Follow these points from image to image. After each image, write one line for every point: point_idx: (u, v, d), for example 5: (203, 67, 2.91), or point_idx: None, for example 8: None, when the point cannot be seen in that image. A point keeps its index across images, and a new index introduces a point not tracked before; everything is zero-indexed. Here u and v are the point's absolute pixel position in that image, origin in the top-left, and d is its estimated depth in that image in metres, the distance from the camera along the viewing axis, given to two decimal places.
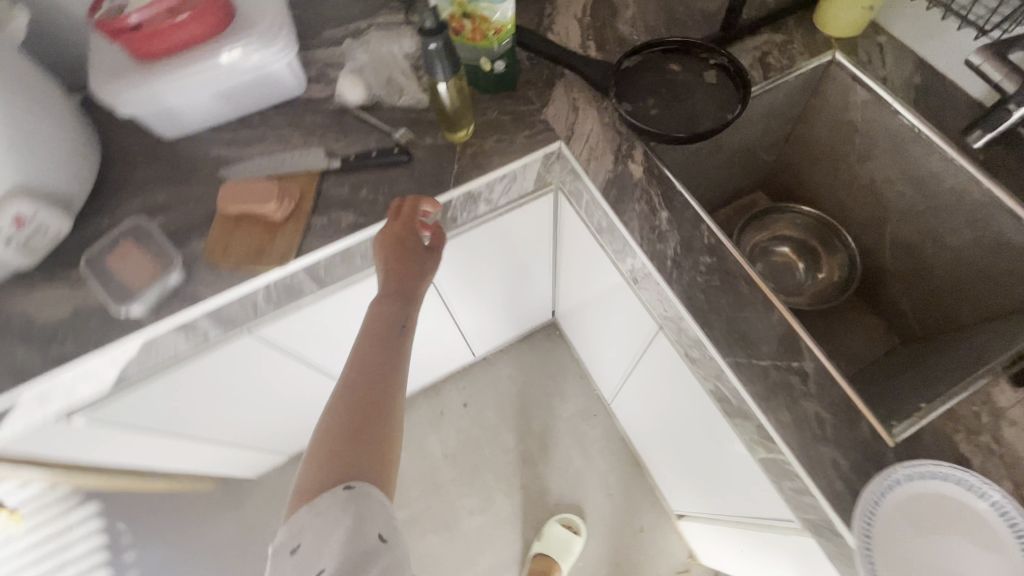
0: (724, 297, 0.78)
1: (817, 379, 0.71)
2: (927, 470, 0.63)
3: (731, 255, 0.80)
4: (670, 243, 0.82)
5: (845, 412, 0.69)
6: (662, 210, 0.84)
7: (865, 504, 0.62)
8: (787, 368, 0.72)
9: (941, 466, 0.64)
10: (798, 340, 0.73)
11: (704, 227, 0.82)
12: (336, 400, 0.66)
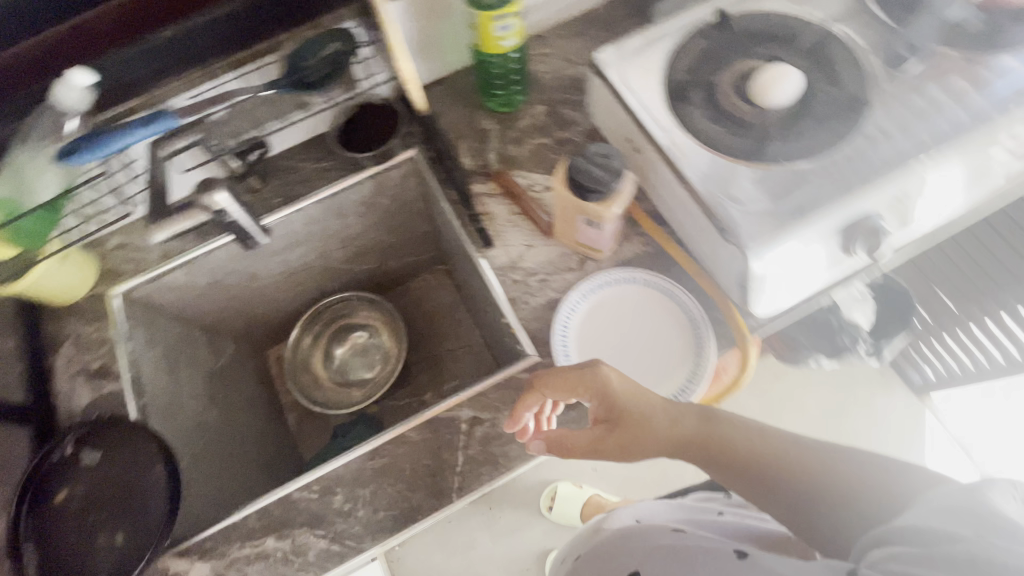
0: (384, 484, 0.69)
1: (478, 407, 0.72)
2: (561, 333, 0.74)
3: (334, 470, 0.70)
4: (310, 540, 0.68)
5: (510, 389, 0.72)
6: (263, 544, 0.68)
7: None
8: (467, 433, 0.71)
9: (558, 312, 0.75)
10: (438, 416, 0.72)
11: (294, 496, 0.69)
12: None
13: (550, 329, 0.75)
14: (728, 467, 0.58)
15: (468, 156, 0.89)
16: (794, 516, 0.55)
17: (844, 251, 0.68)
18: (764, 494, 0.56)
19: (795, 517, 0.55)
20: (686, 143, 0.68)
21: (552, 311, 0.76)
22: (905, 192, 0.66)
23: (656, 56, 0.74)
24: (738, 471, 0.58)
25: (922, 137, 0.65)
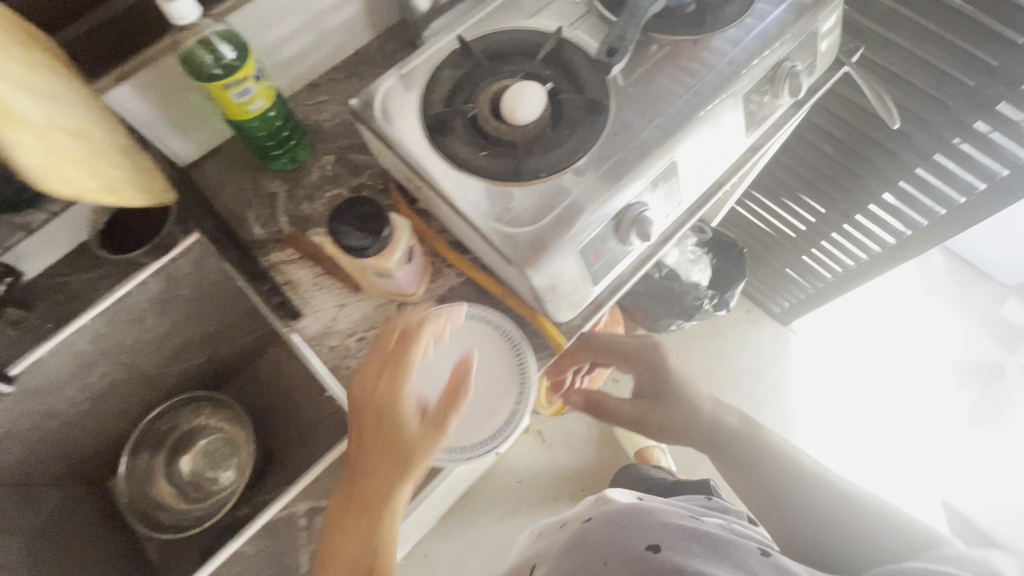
0: None
1: (315, 493, 0.68)
2: None
3: None
4: None
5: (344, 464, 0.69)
6: None
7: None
8: (308, 524, 0.67)
9: None
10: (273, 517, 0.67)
11: None
12: None
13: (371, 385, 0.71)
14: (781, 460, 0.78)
15: (257, 226, 0.83)
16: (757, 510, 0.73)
17: (623, 243, 0.72)
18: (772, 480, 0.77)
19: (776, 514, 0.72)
20: (451, 178, 0.69)
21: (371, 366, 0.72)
22: (657, 178, 0.71)
23: (410, 95, 0.74)
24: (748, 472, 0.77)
25: (657, 127, 0.70)
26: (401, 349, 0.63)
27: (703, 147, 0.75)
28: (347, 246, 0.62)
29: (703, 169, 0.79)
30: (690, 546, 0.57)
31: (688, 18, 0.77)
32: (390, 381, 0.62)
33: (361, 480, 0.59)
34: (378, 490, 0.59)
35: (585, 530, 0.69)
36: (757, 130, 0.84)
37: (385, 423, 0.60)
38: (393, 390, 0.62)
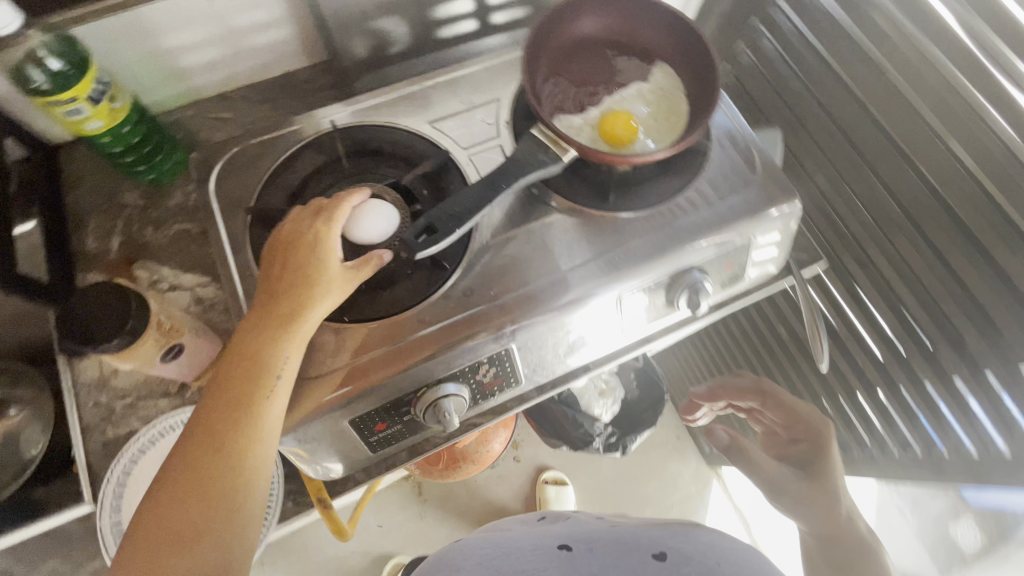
0: None
1: None
2: (118, 478, 0.65)
3: None
4: None
5: None
6: None
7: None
8: None
9: (122, 450, 0.66)
10: None
11: None
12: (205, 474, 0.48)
13: (109, 471, 0.65)
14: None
15: (93, 237, 0.77)
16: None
17: (421, 419, 0.62)
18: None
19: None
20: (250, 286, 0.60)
21: (121, 448, 0.66)
22: (482, 362, 0.61)
23: (260, 170, 0.65)
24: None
25: (500, 306, 0.59)
26: (293, 296, 0.52)
27: (561, 336, 0.64)
28: (77, 339, 0.53)
29: (567, 352, 0.68)
30: (655, 536, 0.48)
31: (603, 183, 0.65)
32: (260, 343, 0.51)
33: (206, 443, 0.48)
34: (230, 457, 0.48)
35: (487, 571, 0.46)
36: (653, 323, 0.72)
37: (244, 364, 0.50)
38: (264, 354, 0.50)
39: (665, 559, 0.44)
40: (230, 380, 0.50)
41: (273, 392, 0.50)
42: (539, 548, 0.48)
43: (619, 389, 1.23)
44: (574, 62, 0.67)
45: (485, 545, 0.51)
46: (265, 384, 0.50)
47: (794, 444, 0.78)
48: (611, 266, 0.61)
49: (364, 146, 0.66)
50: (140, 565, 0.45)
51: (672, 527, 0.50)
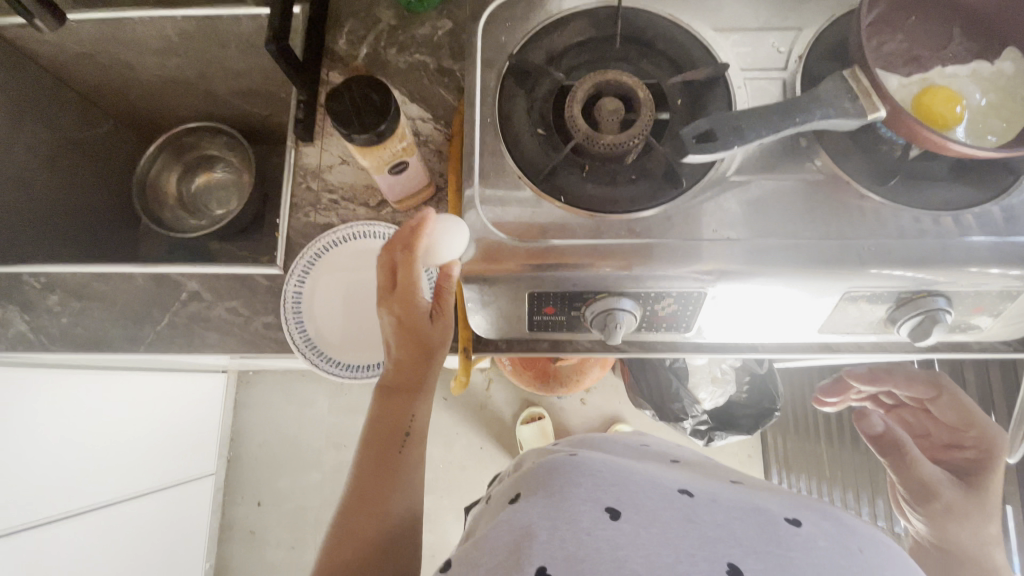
0: (98, 304, 0.74)
1: (205, 284, 0.73)
2: (309, 257, 0.70)
3: (64, 271, 0.74)
4: (12, 319, 0.73)
5: (240, 282, 0.73)
6: None
7: (295, 335, 0.68)
8: (184, 300, 0.73)
9: (320, 239, 0.71)
10: (169, 273, 0.74)
11: (21, 275, 0.74)
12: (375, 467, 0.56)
13: (303, 253, 0.70)
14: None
15: (344, 39, 0.80)
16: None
17: (583, 320, 0.61)
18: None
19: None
20: (485, 130, 0.59)
21: (319, 237, 0.71)
22: (670, 293, 0.58)
23: (530, 20, 0.63)
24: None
25: (718, 246, 0.55)
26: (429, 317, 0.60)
27: (756, 302, 0.59)
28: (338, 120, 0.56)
29: (745, 323, 0.64)
30: (785, 505, 0.51)
31: (883, 164, 0.56)
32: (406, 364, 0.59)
33: (371, 434, 0.57)
34: (388, 430, 0.57)
35: (605, 496, 0.49)
36: (848, 333, 0.65)
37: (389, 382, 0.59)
38: (407, 353, 0.59)
39: (798, 525, 0.47)
40: (391, 381, 0.59)
41: (412, 378, 0.59)
42: (658, 487, 0.51)
43: (730, 384, 1.16)
44: (910, 16, 0.57)
45: (601, 465, 0.54)
46: (409, 372, 0.59)
47: (968, 448, 0.65)
48: (854, 256, 0.54)
49: (639, 34, 0.61)
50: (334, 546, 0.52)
51: (807, 502, 0.53)
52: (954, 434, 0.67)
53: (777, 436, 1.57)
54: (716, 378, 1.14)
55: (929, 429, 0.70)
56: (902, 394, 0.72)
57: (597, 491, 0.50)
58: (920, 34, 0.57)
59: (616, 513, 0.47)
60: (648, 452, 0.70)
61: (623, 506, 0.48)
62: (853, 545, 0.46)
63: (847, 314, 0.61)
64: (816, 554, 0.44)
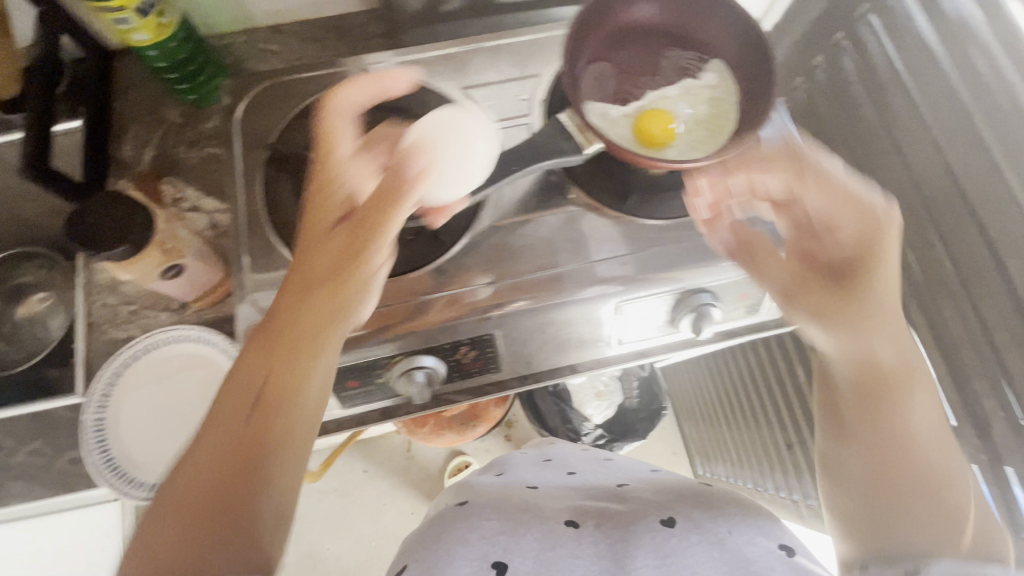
0: None
1: None
2: (111, 374, 0.69)
3: None
4: None
5: None
6: None
7: (98, 461, 0.66)
8: None
9: (127, 345, 0.70)
10: None
11: None
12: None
13: (107, 362, 0.69)
14: (918, 462, 0.49)
15: (129, 145, 0.79)
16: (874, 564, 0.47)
17: (392, 385, 0.62)
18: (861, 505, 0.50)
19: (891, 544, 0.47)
20: (254, 219, 0.60)
21: (127, 344, 0.70)
22: (463, 341, 0.60)
23: (285, 108, 0.66)
24: (887, 482, 0.49)
25: (492, 290, 0.58)
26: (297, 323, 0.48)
27: (548, 330, 0.62)
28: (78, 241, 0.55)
29: (555, 349, 0.66)
30: (661, 505, 0.50)
31: (624, 184, 0.62)
32: (281, 374, 0.47)
33: (233, 415, 0.44)
34: (265, 417, 0.45)
35: (489, 550, 0.44)
36: (650, 337, 0.69)
37: (243, 392, 0.46)
38: (314, 316, 0.49)
39: (673, 527, 0.46)
40: (258, 389, 0.46)
41: (326, 338, 0.49)
42: (541, 522, 0.48)
43: (616, 394, 1.20)
44: (620, 49, 0.63)
45: (489, 513, 0.49)
46: (325, 300, 0.49)
47: (837, 230, 0.54)
48: (614, 271, 0.59)
49: (390, 100, 0.64)
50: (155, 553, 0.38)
51: (681, 492, 0.52)
52: (815, 225, 0.55)
53: (690, 429, 1.59)
54: (600, 391, 1.18)
55: (846, 245, 0.54)
56: (768, 187, 0.56)
57: (481, 544, 0.45)
58: (636, 63, 0.63)
59: (503, 568, 0.43)
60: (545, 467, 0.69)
61: (510, 556, 0.44)
62: (722, 532, 0.45)
63: (636, 323, 0.65)
64: (692, 560, 0.42)
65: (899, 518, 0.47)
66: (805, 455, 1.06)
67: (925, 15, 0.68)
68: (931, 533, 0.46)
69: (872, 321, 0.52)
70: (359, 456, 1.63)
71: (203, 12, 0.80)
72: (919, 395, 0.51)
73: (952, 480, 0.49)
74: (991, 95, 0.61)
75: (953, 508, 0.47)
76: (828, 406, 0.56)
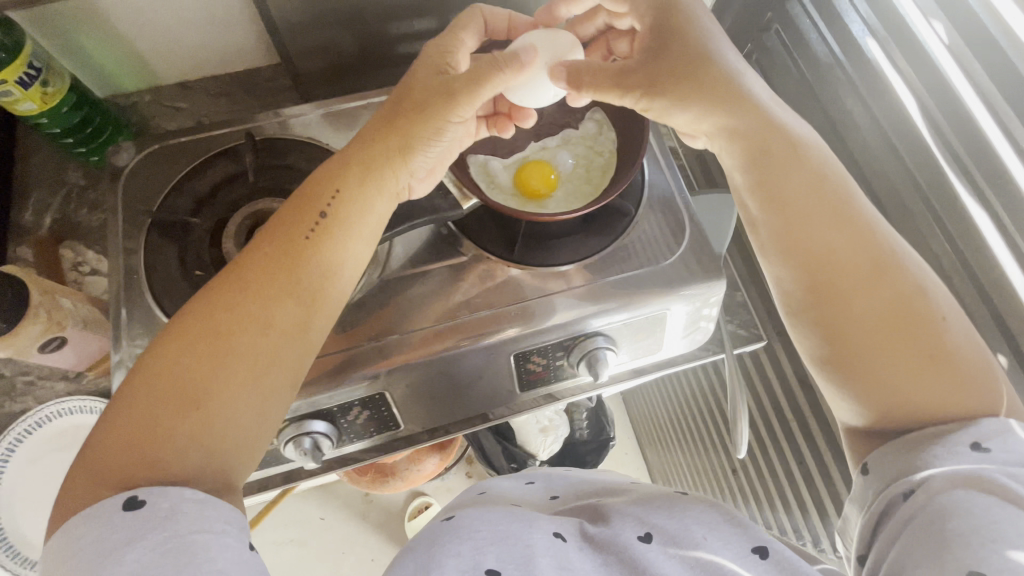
0: None
1: None
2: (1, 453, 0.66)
3: None
4: None
5: None
6: None
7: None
8: None
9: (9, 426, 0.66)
10: None
11: None
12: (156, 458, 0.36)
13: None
14: (899, 297, 0.45)
15: (31, 210, 0.77)
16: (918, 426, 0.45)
17: (284, 452, 0.60)
18: (870, 374, 0.46)
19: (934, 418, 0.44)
20: (137, 287, 0.59)
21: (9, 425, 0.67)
22: (352, 402, 0.58)
23: (170, 172, 0.67)
24: (899, 337, 0.45)
25: (383, 346, 0.57)
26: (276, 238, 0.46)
27: (449, 381, 0.61)
28: None
29: (460, 399, 0.65)
30: (638, 510, 0.50)
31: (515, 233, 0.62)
32: (264, 284, 0.44)
33: (240, 279, 0.44)
34: (267, 297, 0.44)
35: (482, 558, 0.43)
36: (557, 384, 0.68)
37: (221, 300, 0.43)
38: (342, 175, 0.50)
39: (651, 544, 0.47)
40: (236, 294, 0.43)
41: (350, 211, 0.49)
42: (530, 532, 0.46)
43: (562, 428, 1.15)
44: None
45: (478, 520, 0.47)
46: (358, 179, 0.49)
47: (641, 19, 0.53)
48: (507, 319, 0.59)
49: (278, 158, 0.65)
50: (113, 436, 0.37)
51: (654, 499, 0.52)
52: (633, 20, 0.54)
53: (647, 454, 1.55)
54: (548, 427, 1.14)
55: (670, 46, 0.50)
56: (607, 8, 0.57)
57: (472, 554, 0.43)
58: None
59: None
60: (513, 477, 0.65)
61: (503, 564, 0.42)
62: (696, 538, 0.47)
63: (539, 370, 0.64)
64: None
65: (909, 376, 0.44)
66: (749, 480, 1.04)
67: (800, 59, 0.72)
68: (939, 387, 0.44)
69: (793, 162, 0.49)
70: (314, 503, 1.51)
71: (103, 75, 0.79)
72: (859, 203, 0.48)
73: (936, 301, 0.46)
74: (864, 140, 0.65)
75: (951, 337, 0.45)
76: (774, 241, 0.50)
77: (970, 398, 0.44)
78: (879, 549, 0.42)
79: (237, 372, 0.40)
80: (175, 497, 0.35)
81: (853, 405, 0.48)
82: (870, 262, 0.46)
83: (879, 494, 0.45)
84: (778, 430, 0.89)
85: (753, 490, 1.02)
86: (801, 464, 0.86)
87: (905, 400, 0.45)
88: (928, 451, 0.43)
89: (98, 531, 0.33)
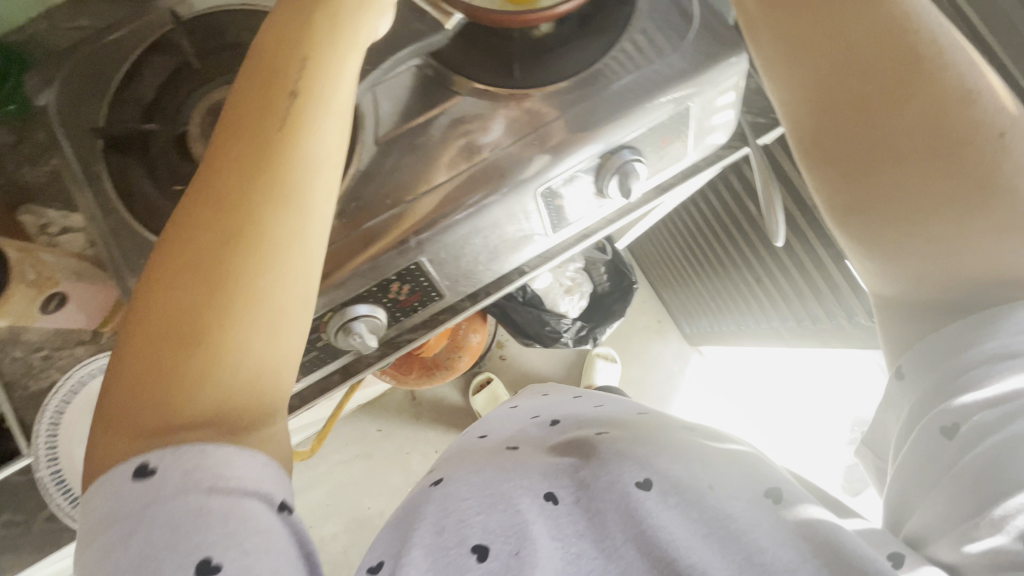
0: None
1: None
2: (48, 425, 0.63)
3: None
4: None
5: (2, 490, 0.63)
6: None
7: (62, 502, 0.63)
8: None
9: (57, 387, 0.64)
10: None
11: None
12: (177, 393, 0.32)
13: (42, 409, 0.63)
14: (932, 116, 0.40)
15: None
16: (942, 287, 0.42)
17: (334, 342, 0.58)
18: (895, 224, 0.42)
19: (964, 276, 0.41)
20: (114, 223, 0.52)
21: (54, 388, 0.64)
22: (391, 275, 0.55)
23: (100, 88, 0.56)
24: (929, 165, 0.41)
25: (407, 209, 0.53)
26: (244, 116, 0.38)
27: (484, 237, 0.57)
28: None
29: (495, 255, 0.62)
30: (633, 453, 0.44)
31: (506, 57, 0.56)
32: (251, 173, 0.36)
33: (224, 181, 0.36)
34: (261, 201, 0.35)
35: (467, 531, 0.40)
36: (586, 216, 0.64)
37: (210, 203, 0.35)
38: (317, 31, 0.39)
39: (650, 491, 0.41)
40: (220, 193, 0.35)
41: (323, 81, 0.39)
42: (520, 488, 0.43)
43: (585, 284, 1.16)
44: None
45: (468, 483, 0.45)
46: (325, 42, 0.39)
47: None
48: (529, 151, 0.54)
49: (219, 40, 0.56)
50: (131, 375, 0.33)
51: (651, 439, 0.46)
52: None
53: (665, 294, 1.57)
54: (571, 285, 1.13)
55: None
56: None
57: (457, 525, 0.40)
58: None
59: (484, 555, 0.38)
60: (514, 416, 0.62)
61: (490, 536, 0.40)
62: (701, 488, 0.40)
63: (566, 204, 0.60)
64: (673, 526, 0.38)
65: (946, 221, 0.40)
66: (776, 284, 1.05)
67: None
68: (986, 241, 0.39)
69: None
70: (367, 419, 1.56)
71: None
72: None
73: (976, 108, 0.40)
74: None
75: (977, 149, 0.40)
76: (826, 74, 0.44)
77: (995, 251, 0.39)
78: (907, 471, 0.40)
79: (242, 287, 0.34)
80: (189, 462, 0.32)
81: (889, 271, 0.45)
82: (888, 79, 0.41)
83: (918, 415, 0.41)
84: (802, 221, 0.88)
85: (780, 291, 1.05)
86: (831, 249, 0.86)
87: (967, 270, 0.41)
88: (980, 332, 0.40)
89: (110, 502, 0.31)
